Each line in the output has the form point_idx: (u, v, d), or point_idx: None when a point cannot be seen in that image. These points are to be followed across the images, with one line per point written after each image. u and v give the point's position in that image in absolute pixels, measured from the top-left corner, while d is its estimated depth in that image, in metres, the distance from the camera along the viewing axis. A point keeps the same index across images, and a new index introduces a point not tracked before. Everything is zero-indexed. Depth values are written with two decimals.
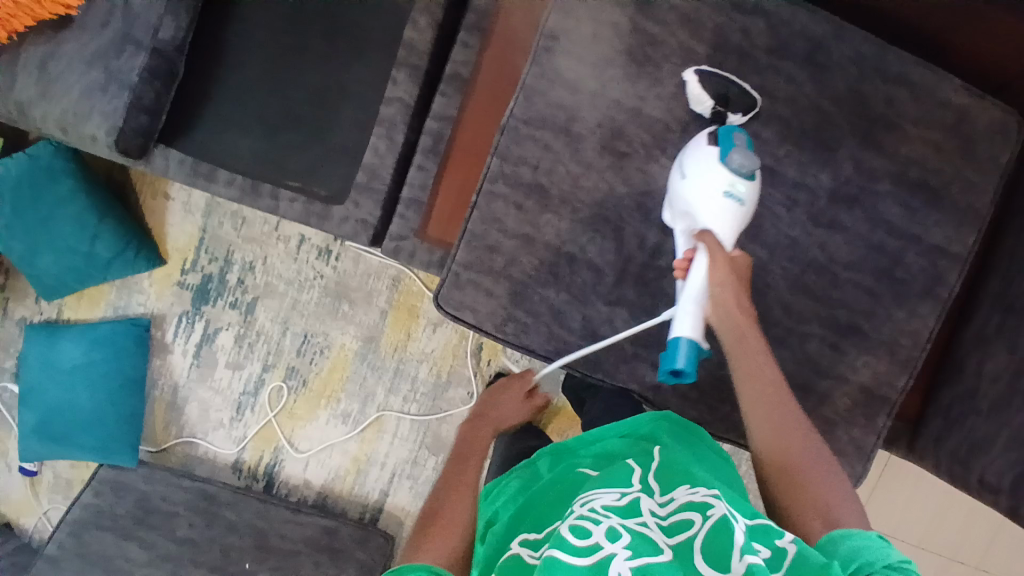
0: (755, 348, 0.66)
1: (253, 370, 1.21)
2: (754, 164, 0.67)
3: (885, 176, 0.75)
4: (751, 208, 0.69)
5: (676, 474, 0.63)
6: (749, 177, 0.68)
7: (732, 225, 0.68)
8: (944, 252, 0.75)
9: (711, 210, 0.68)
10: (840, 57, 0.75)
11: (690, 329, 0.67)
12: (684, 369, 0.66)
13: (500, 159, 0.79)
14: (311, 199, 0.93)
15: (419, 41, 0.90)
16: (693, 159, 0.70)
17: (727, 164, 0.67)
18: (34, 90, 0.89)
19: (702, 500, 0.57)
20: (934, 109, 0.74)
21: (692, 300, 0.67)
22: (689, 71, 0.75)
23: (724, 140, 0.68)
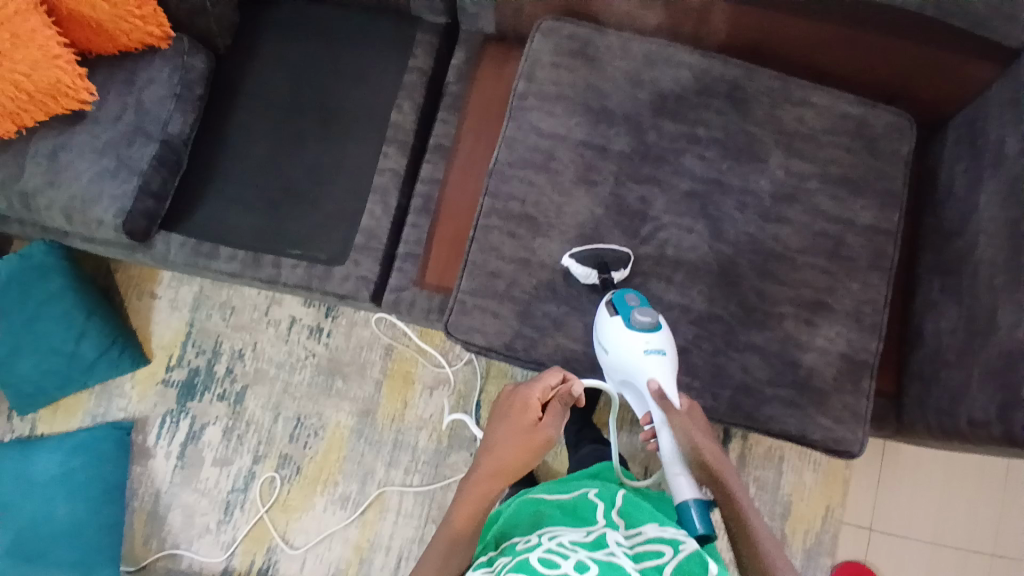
0: (736, 498, 0.75)
1: (243, 464, 1.16)
2: (653, 317, 0.80)
3: (813, 177, 0.90)
4: (672, 350, 0.81)
5: (639, 514, 0.71)
6: (655, 329, 0.80)
7: (667, 374, 0.79)
8: (878, 230, 0.89)
9: (643, 370, 0.79)
10: (755, 90, 0.93)
11: (690, 491, 0.75)
12: (704, 531, 0.72)
13: (491, 198, 0.90)
14: (313, 263, 0.99)
15: (405, 121, 1.04)
16: (606, 332, 0.81)
17: (637, 328, 0.79)
18: (42, 180, 0.93)
19: (668, 536, 0.65)
20: (837, 119, 0.92)
21: (678, 466, 0.76)
22: (564, 257, 0.87)
23: (622, 307, 0.81)
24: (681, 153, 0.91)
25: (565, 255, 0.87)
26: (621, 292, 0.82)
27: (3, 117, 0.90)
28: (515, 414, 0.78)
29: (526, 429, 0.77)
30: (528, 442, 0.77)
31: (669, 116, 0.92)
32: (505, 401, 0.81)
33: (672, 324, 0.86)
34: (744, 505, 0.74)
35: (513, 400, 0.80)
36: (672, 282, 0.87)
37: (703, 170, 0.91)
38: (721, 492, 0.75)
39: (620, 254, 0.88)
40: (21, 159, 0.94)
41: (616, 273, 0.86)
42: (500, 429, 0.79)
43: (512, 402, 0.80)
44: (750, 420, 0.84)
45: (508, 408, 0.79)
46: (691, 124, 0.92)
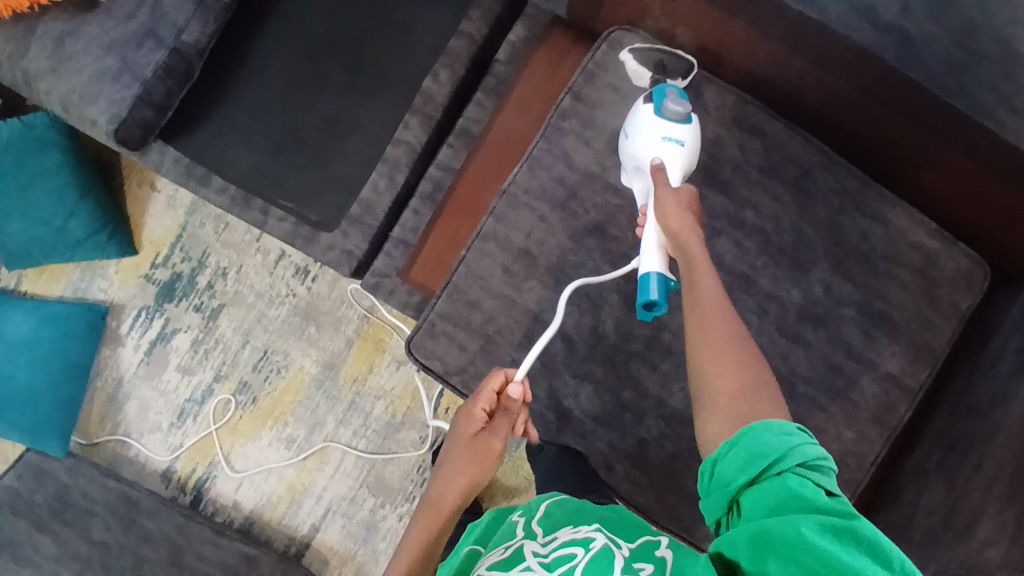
0: (699, 262, 0.65)
1: (204, 379, 1.18)
2: (685, 110, 0.73)
3: (851, 303, 0.80)
4: (694, 146, 0.74)
5: (559, 520, 0.67)
6: (684, 120, 0.74)
7: (679, 164, 0.73)
8: (897, 382, 0.80)
9: (653, 148, 0.73)
10: (824, 186, 0.80)
11: (656, 263, 0.68)
12: (657, 300, 0.67)
13: (494, 221, 0.82)
14: (302, 222, 0.93)
15: (437, 92, 0.93)
16: (634, 118, 0.76)
17: (665, 116, 0.73)
18: (45, 63, 0.88)
19: (580, 535, 0.61)
20: (905, 246, 0.80)
21: (651, 241, 0.69)
22: (624, 52, 0.81)
23: (656, 95, 0.75)
24: (716, 233, 0.80)
25: (625, 49, 0.82)
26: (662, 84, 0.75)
27: None
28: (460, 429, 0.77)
29: (472, 444, 0.76)
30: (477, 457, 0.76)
31: (719, 187, 0.80)
32: (454, 418, 0.79)
33: (640, 413, 0.80)
34: (704, 274, 0.64)
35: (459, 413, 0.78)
36: (656, 369, 0.80)
37: (734, 259, 0.80)
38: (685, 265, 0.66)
39: (684, 64, 0.82)
40: (29, 36, 0.88)
41: (672, 81, 0.80)
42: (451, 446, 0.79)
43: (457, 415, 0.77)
44: (685, 533, 0.80)
45: (455, 424, 0.78)
46: (739, 203, 0.80)
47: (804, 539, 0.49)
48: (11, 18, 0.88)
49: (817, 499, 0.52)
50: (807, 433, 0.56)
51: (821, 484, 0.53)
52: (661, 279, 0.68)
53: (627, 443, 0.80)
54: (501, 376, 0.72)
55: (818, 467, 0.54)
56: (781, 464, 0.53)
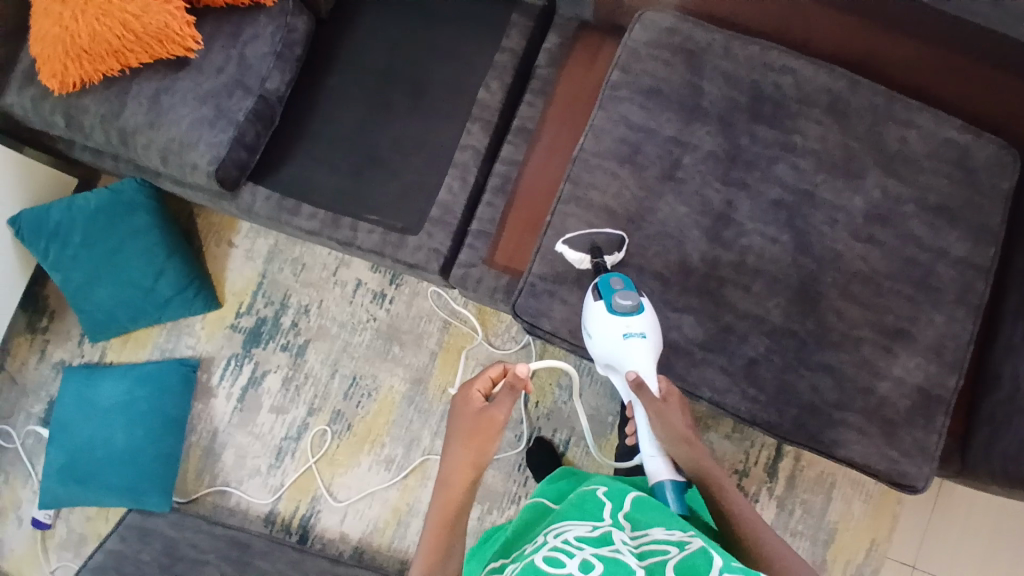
0: (706, 472, 0.80)
1: (298, 415, 1.21)
2: (636, 302, 0.80)
3: (909, 200, 0.87)
4: (655, 333, 0.81)
5: (646, 516, 0.69)
6: (637, 312, 0.80)
7: (648, 359, 0.80)
8: (969, 263, 0.86)
9: (624, 353, 0.80)
10: (858, 104, 0.90)
11: (664, 471, 0.82)
12: (680, 507, 0.79)
13: (572, 185, 0.90)
14: (389, 230, 1.02)
15: (491, 100, 1.05)
16: (590, 318, 0.82)
17: (619, 313, 0.80)
18: (143, 120, 0.98)
19: (675, 537, 0.63)
20: (941, 143, 0.89)
21: (652, 451, 0.83)
22: (558, 244, 0.87)
23: (605, 291, 0.81)
24: (773, 160, 0.89)
25: (559, 241, 0.88)
26: (607, 277, 0.82)
27: (108, 55, 0.95)
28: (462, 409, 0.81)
29: (474, 418, 0.79)
30: (479, 432, 0.79)
31: (765, 121, 0.90)
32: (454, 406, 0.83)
33: (743, 333, 0.84)
34: (713, 477, 0.79)
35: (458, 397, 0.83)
36: (748, 291, 0.85)
37: (794, 180, 0.88)
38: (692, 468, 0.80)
39: (615, 237, 0.88)
40: (124, 97, 0.99)
41: (610, 257, 0.86)
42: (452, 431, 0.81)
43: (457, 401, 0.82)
44: (812, 442, 0.82)
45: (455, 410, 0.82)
46: (787, 131, 0.89)
47: None
48: (102, 83, 0.99)
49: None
50: None
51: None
52: (676, 489, 0.81)
53: (736, 363, 0.84)
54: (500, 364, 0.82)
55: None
56: None
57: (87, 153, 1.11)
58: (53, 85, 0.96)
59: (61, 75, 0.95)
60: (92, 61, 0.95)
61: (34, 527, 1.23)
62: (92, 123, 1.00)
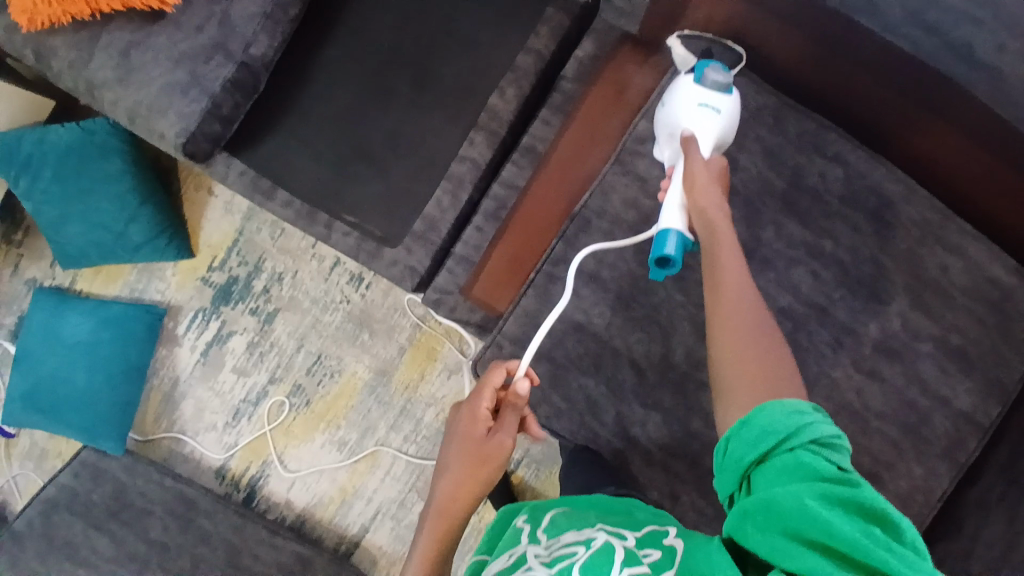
0: (725, 244, 0.64)
1: (258, 381, 1.20)
2: (729, 79, 0.72)
3: (928, 338, 0.78)
4: (730, 117, 0.72)
5: (563, 523, 0.67)
6: (725, 91, 0.72)
7: (713, 134, 0.71)
8: (969, 419, 0.78)
9: (690, 116, 0.71)
10: (905, 218, 0.78)
11: (677, 220, 0.66)
12: (673, 257, 0.66)
13: (566, 244, 0.81)
14: (366, 236, 0.94)
15: (504, 110, 0.91)
16: (671, 87, 0.74)
17: (703, 84, 0.72)
18: (111, 73, 0.87)
19: (582, 536, 0.61)
20: (983, 281, 0.78)
21: (675, 199, 0.68)
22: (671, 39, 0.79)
23: (700, 63, 0.73)
24: (793, 263, 0.79)
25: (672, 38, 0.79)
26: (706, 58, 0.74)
27: None
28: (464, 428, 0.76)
29: (478, 441, 0.75)
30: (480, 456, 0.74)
31: (796, 216, 0.79)
32: (457, 416, 0.79)
33: (708, 444, 0.79)
34: (730, 252, 0.64)
35: (462, 412, 0.78)
36: None
37: (810, 290, 0.79)
38: (709, 238, 0.65)
39: (731, 56, 0.81)
40: (93, 45, 0.87)
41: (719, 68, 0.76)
42: (452, 445, 0.78)
43: (462, 414, 0.77)
44: None
45: (457, 424, 0.78)
46: (817, 232, 0.79)
47: (808, 513, 0.47)
48: (73, 25, 0.87)
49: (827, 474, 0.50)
50: (822, 412, 0.54)
51: (836, 461, 0.51)
52: (683, 245, 0.67)
53: (693, 471, 0.80)
54: (504, 369, 0.73)
55: (833, 446, 0.52)
56: (791, 441, 0.52)
57: None
58: (21, 22, 0.85)
59: (30, 12, 0.84)
60: (61, 1, 0.84)
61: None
62: (58, 66, 0.88)
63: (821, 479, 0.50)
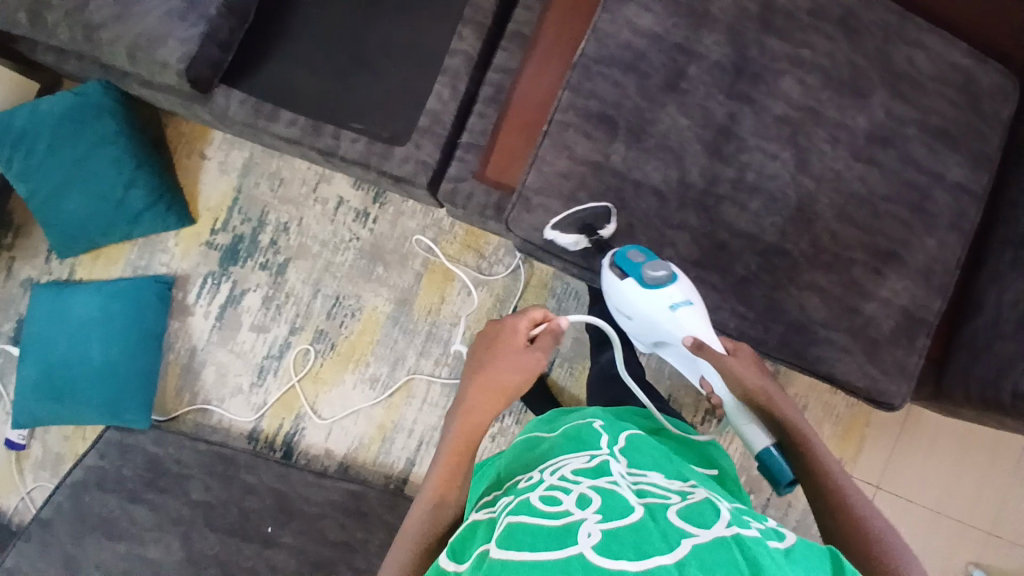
0: (778, 406, 0.76)
1: (279, 333, 1.19)
2: (668, 270, 0.79)
3: (912, 122, 0.86)
4: (697, 296, 0.81)
5: (645, 458, 0.65)
6: (671, 280, 0.79)
7: (700, 323, 0.80)
8: (964, 189, 0.86)
9: (677, 322, 0.80)
10: (869, 20, 0.87)
11: (766, 440, 0.77)
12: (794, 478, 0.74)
13: (572, 92, 0.85)
14: (375, 139, 0.96)
15: (485, 2, 0.97)
16: (633, 298, 0.82)
17: (653, 286, 0.80)
18: (110, 12, 0.90)
19: (676, 486, 0.59)
20: (946, 67, 0.87)
21: (739, 411, 0.79)
22: (546, 230, 0.84)
23: (630, 267, 0.81)
24: (780, 75, 0.85)
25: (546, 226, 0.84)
26: (625, 250, 0.81)
27: None
28: (505, 333, 0.80)
29: (517, 347, 0.79)
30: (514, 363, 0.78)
31: (774, 32, 0.86)
32: (491, 329, 0.83)
33: (737, 252, 0.84)
34: (789, 416, 0.76)
35: (499, 328, 0.82)
36: (746, 209, 0.84)
37: (801, 96, 0.85)
38: (773, 418, 0.76)
39: (602, 208, 0.84)
40: None
41: (604, 230, 0.83)
42: (487, 352, 0.80)
43: (502, 329, 0.81)
44: (797, 359, 0.84)
45: (495, 329, 0.82)
46: (796, 44, 0.86)
47: None
48: None
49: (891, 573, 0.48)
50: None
51: None
52: (784, 453, 0.76)
53: (728, 282, 0.84)
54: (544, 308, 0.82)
55: None
56: None
57: (50, 53, 1.04)
58: None
59: None
60: None
61: (9, 449, 1.20)
62: (55, 18, 0.91)
63: None
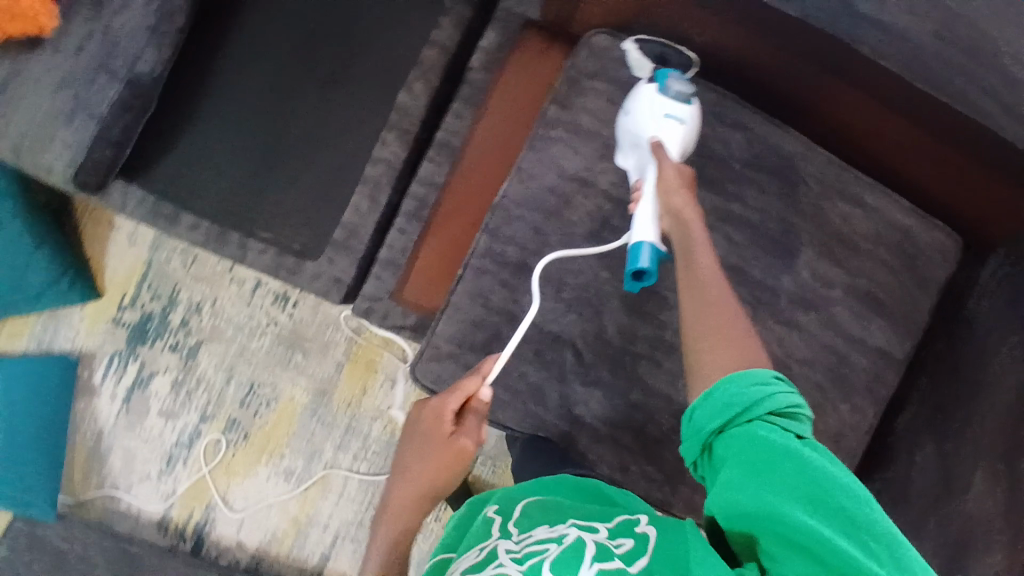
0: (691, 231, 0.68)
1: (190, 420, 1.13)
2: (689, 91, 0.74)
3: (838, 284, 0.83)
4: (694, 124, 0.74)
5: (535, 520, 0.59)
6: (687, 101, 0.74)
7: (678, 142, 0.73)
8: (886, 355, 0.84)
9: (652, 119, 0.73)
10: (805, 174, 0.83)
11: (649, 232, 0.69)
12: (646, 268, 0.68)
13: (491, 236, 0.81)
14: (284, 251, 0.90)
15: (413, 106, 0.90)
16: (635, 94, 0.76)
17: (667, 92, 0.73)
18: None
19: (555, 535, 0.53)
20: (883, 226, 0.84)
21: (646, 209, 0.70)
22: (626, 41, 0.81)
23: (660, 75, 0.75)
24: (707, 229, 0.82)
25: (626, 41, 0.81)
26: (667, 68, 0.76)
27: None
28: (430, 417, 0.72)
29: (440, 437, 0.71)
30: (442, 454, 0.71)
31: (705, 183, 0.82)
32: (423, 405, 0.75)
33: (651, 412, 0.81)
34: (698, 245, 0.67)
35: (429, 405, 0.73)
36: (661, 367, 0.81)
37: (726, 252, 0.82)
38: (682, 246, 0.68)
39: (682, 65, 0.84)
40: None
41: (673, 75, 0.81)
42: (416, 432, 0.74)
43: (429, 408, 0.72)
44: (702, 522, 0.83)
45: (424, 406, 0.74)
46: (725, 197, 0.82)
47: (785, 449, 0.52)
48: None
49: (789, 443, 0.53)
50: (785, 379, 0.57)
51: (795, 430, 0.54)
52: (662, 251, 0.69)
53: (639, 441, 0.81)
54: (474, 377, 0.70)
55: (792, 415, 0.55)
56: (750, 414, 0.55)
57: None
58: None
59: None
60: None
61: None
62: None
63: (792, 454, 0.52)
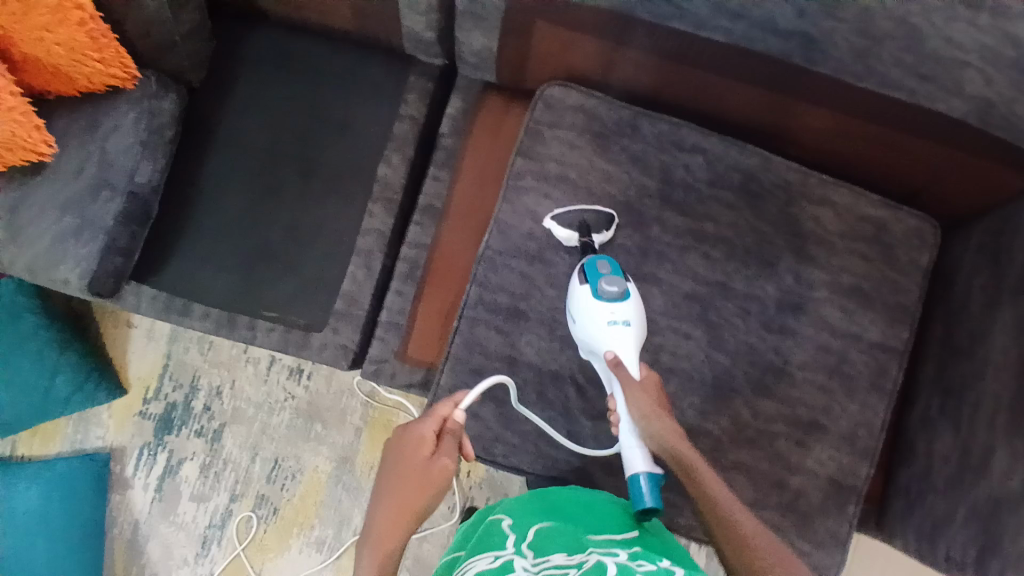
0: (677, 448, 0.67)
1: (220, 502, 1.16)
2: (622, 287, 0.76)
3: (823, 285, 0.85)
4: (639, 320, 0.76)
5: (552, 542, 0.60)
6: (624, 296, 0.76)
7: (633, 347, 0.74)
8: (883, 348, 0.85)
9: (606, 335, 0.74)
10: (769, 184, 0.86)
11: (640, 463, 0.69)
12: (653, 505, 0.67)
13: (479, 286, 0.84)
14: (290, 327, 0.95)
15: (393, 176, 0.97)
16: (576, 302, 0.78)
17: (604, 297, 0.76)
18: (4, 235, 0.89)
19: (573, 561, 0.55)
20: (856, 222, 0.86)
21: (631, 441, 0.70)
22: (546, 219, 0.84)
23: (592, 274, 0.77)
24: (685, 250, 0.85)
25: (546, 216, 0.85)
26: (593, 259, 0.79)
27: None
28: (404, 444, 0.66)
29: (417, 462, 0.65)
30: (419, 482, 0.64)
31: (675, 208, 0.86)
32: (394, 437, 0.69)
33: None
34: (696, 463, 0.66)
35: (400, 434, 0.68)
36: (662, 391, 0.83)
37: (707, 270, 0.85)
38: (680, 470, 0.66)
39: (604, 215, 0.85)
40: None
41: (599, 236, 0.84)
42: (388, 465, 0.66)
43: (402, 436, 0.67)
44: None
45: (396, 436, 0.68)
46: (697, 218, 0.86)
47: None
48: None
49: None
50: None
51: None
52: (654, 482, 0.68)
53: None
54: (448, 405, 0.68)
55: None
56: None
57: None
58: None
59: None
60: None
61: None
62: None
63: None
